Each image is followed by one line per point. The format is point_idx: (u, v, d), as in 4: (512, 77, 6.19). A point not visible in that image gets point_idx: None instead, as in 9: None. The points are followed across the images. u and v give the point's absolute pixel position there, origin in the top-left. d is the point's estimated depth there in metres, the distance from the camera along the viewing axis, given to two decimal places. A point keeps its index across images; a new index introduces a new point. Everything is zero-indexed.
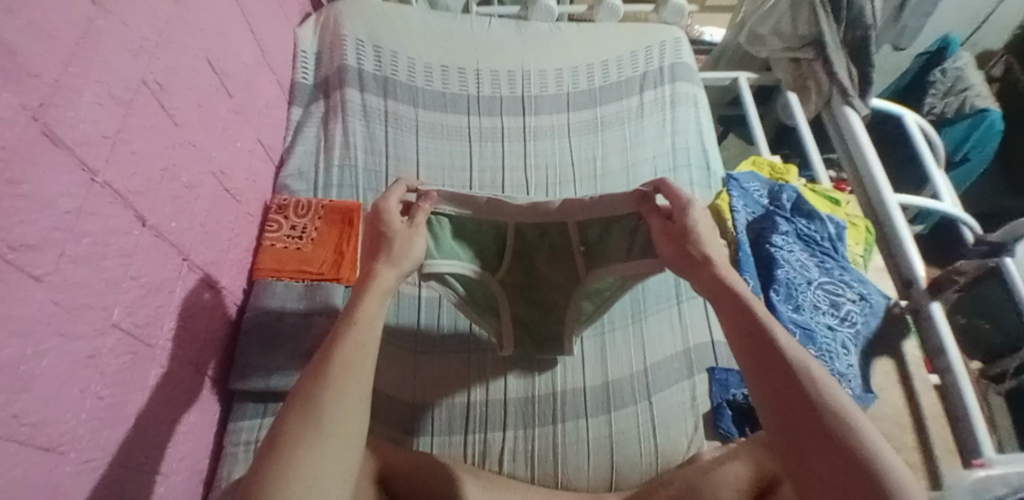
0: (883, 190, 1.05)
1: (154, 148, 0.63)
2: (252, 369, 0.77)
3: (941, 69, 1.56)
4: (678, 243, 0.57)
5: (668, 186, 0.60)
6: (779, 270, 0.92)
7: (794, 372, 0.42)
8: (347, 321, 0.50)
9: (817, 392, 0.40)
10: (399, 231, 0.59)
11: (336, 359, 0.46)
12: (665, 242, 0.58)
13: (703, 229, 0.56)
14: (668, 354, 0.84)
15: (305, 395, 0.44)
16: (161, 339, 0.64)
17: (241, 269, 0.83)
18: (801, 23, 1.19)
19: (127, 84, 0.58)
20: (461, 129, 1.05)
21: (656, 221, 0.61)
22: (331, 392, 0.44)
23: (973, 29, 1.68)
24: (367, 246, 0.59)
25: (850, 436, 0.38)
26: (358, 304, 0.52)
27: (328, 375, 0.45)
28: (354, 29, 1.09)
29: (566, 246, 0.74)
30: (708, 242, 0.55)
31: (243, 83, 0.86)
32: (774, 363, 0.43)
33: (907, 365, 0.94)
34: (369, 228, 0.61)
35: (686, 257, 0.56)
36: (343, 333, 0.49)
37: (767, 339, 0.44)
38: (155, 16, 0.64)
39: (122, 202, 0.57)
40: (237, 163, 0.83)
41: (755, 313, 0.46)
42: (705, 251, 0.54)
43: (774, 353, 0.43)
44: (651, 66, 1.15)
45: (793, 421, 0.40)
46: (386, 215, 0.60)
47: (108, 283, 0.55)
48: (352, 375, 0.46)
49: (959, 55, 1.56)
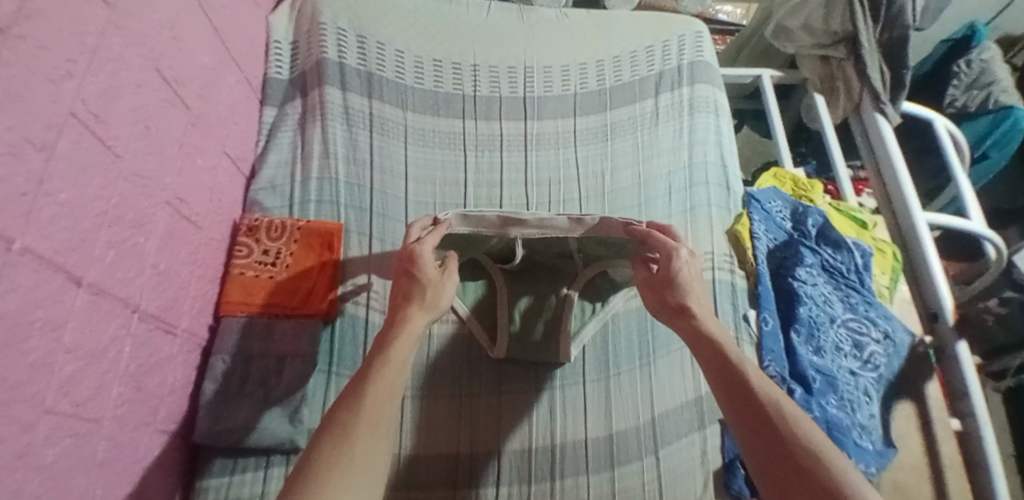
0: (914, 212, 0.96)
1: (90, 190, 0.53)
2: (218, 422, 0.68)
3: (965, 60, 1.41)
4: (661, 297, 0.61)
5: (654, 236, 0.65)
6: (801, 308, 0.85)
7: (767, 417, 0.45)
8: (381, 353, 0.53)
9: (788, 430, 0.43)
10: (434, 277, 0.62)
11: (371, 387, 0.49)
12: (653, 297, 0.62)
13: (684, 277, 0.60)
14: (679, 402, 0.77)
15: (343, 417, 0.46)
16: (108, 407, 0.56)
17: (206, 303, 0.74)
18: (833, 21, 1.09)
19: (50, 120, 0.48)
20: (454, 136, 0.95)
21: (644, 272, 0.66)
22: (366, 415, 0.46)
23: (994, 14, 1.55)
24: (399, 292, 0.62)
25: (826, 465, 0.40)
26: (389, 340, 0.55)
27: (365, 397, 0.48)
28: (334, 15, 0.96)
29: (564, 249, 0.79)
30: (690, 293, 0.60)
31: (203, 90, 0.75)
32: (750, 404, 0.47)
33: (929, 412, 0.87)
34: (404, 271, 0.63)
35: (669, 309, 0.59)
36: (376, 366, 0.52)
37: (740, 386, 0.48)
38: (86, 30, 0.52)
39: (46, 267, 0.47)
40: (199, 184, 0.73)
41: (732, 363, 0.51)
42: (686, 301, 0.59)
43: (746, 390, 0.48)
44: (668, 63, 1.03)
45: (769, 465, 0.42)
46: (420, 263, 0.62)
47: (35, 366, 0.46)
48: (382, 405, 0.48)
49: (987, 46, 1.40)
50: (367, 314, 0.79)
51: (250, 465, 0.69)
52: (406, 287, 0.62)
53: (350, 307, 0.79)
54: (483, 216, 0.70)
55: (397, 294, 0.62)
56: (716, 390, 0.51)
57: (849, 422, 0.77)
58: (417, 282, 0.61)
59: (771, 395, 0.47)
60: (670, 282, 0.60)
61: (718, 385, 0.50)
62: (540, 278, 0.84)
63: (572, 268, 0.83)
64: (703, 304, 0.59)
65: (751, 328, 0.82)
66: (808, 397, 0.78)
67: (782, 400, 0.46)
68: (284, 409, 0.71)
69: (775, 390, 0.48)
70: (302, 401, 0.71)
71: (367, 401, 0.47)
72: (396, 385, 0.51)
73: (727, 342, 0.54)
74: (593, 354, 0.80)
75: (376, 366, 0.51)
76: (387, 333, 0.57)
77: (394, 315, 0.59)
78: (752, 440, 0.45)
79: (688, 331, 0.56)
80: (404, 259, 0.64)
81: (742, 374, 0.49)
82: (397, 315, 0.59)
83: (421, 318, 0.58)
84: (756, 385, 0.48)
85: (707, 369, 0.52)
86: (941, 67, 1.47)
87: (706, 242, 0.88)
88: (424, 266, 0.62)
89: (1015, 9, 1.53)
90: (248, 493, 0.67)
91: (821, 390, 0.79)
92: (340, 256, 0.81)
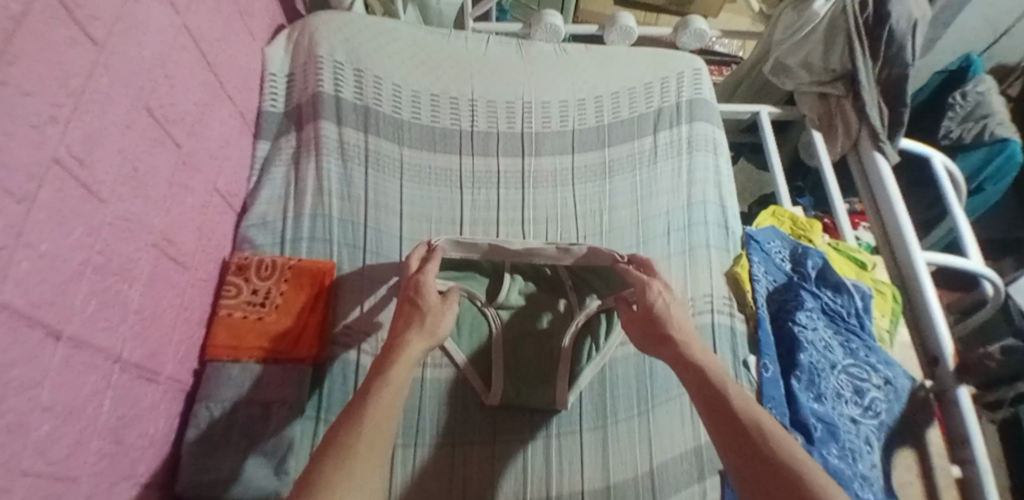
0: (913, 254, 0.96)
1: (70, 240, 0.51)
2: (200, 474, 0.66)
3: (960, 92, 1.40)
4: (644, 327, 0.67)
5: (634, 273, 0.72)
6: (801, 355, 0.83)
7: (745, 430, 0.50)
8: (381, 377, 0.57)
9: (764, 441, 0.49)
10: (434, 306, 0.66)
11: (371, 411, 0.52)
12: (636, 329, 0.68)
13: (663, 308, 0.67)
14: (677, 452, 0.75)
15: (343, 439, 0.49)
16: (85, 464, 0.53)
17: (192, 346, 0.72)
18: (833, 56, 1.09)
19: (31, 170, 0.46)
20: (451, 173, 0.94)
21: (626, 308, 0.72)
22: (365, 435, 0.49)
23: (989, 43, 1.54)
24: (399, 317, 0.66)
25: (794, 467, 0.46)
26: (388, 364, 0.58)
27: (365, 419, 0.51)
28: (331, 48, 0.96)
29: (557, 281, 0.87)
30: (670, 319, 0.65)
31: (195, 127, 0.74)
32: (731, 421, 0.52)
33: (930, 459, 0.86)
34: (408, 301, 0.68)
35: (651, 336, 0.65)
36: (375, 389, 0.55)
37: (719, 403, 0.54)
38: (72, 73, 0.51)
39: (23, 324, 0.45)
40: (187, 223, 0.71)
41: (712, 383, 0.56)
42: (668, 327, 0.64)
43: (727, 408, 0.53)
44: (666, 100, 1.02)
45: (747, 471, 0.48)
46: (424, 292, 0.67)
47: (7, 429, 0.44)
48: (378, 428, 0.51)
49: (983, 79, 1.39)
50: (358, 357, 0.77)
51: None
52: (406, 312, 0.67)
53: (341, 349, 0.78)
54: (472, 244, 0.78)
55: (398, 317, 0.67)
56: (700, 408, 0.55)
57: (852, 473, 0.75)
58: (417, 309, 0.66)
59: (749, 411, 0.52)
60: (651, 313, 0.66)
61: (702, 404, 0.55)
62: (535, 318, 0.84)
63: (570, 308, 0.84)
64: (684, 331, 0.64)
65: (751, 375, 0.81)
66: (808, 447, 0.76)
67: (761, 415, 0.51)
68: (269, 459, 0.68)
69: (755, 407, 0.53)
70: (288, 451, 0.69)
71: (368, 417, 0.51)
72: (395, 403, 0.54)
73: (707, 363, 0.59)
74: (589, 400, 0.78)
75: (377, 388, 0.55)
76: (387, 353, 0.60)
77: (395, 337, 0.63)
78: (733, 451, 0.50)
79: (672, 355, 0.61)
80: (410, 289, 0.69)
81: (724, 394, 0.54)
82: (398, 337, 0.63)
83: (421, 343, 0.62)
84: (737, 404, 0.53)
85: (691, 389, 0.57)
86: (937, 99, 1.47)
87: (705, 284, 0.87)
88: (428, 295, 0.67)
89: (1008, 39, 1.54)
90: None
91: (822, 439, 0.77)
92: (330, 296, 0.79)
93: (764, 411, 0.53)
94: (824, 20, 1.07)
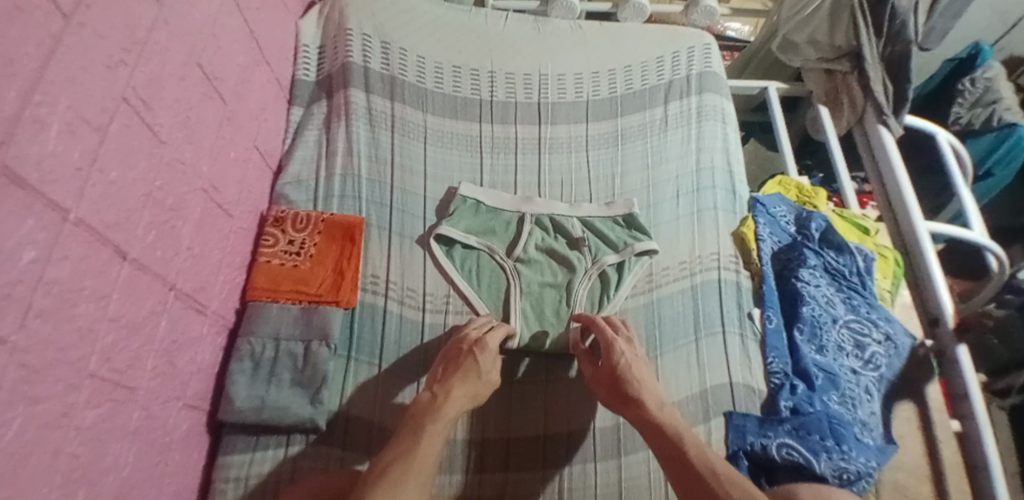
0: (915, 219, 1.00)
1: (135, 172, 0.57)
2: (242, 400, 0.71)
3: (969, 78, 1.39)
4: (610, 387, 0.71)
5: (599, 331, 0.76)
6: (804, 308, 0.87)
7: (705, 479, 0.57)
8: (418, 431, 0.62)
9: (723, 489, 0.55)
10: (488, 367, 0.72)
11: (417, 459, 0.58)
12: (600, 386, 0.72)
13: (626, 369, 0.71)
14: (684, 395, 0.79)
15: (393, 476, 0.56)
16: (144, 378, 0.59)
17: (235, 288, 0.78)
18: (838, 35, 1.12)
19: (103, 103, 0.52)
20: (471, 139, 0.99)
21: (589, 365, 0.75)
22: (412, 480, 0.56)
23: (999, 35, 1.53)
24: (455, 365, 0.72)
25: None
26: (428, 419, 0.64)
27: (410, 465, 0.57)
28: (360, 22, 1.02)
29: (568, 234, 0.91)
30: (636, 382, 0.69)
31: (237, 87, 0.80)
32: (688, 469, 0.58)
33: (930, 413, 0.87)
34: (463, 353, 0.73)
35: (616, 398, 0.70)
36: (421, 440, 0.60)
37: (678, 454, 0.60)
38: (137, 24, 0.57)
39: (97, 239, 0.51)
40: (230, 175, 0.78)
41: (675, 440, 0.62)
42: (633, 390, 0.69)
43: (687, 461, 0.59)
44: (677, 73, 1.07)
45: None
46: (485, 351, 0.73)
47: (80, 331, 0.49)
48: (420, 475, 0.57)
49: (992, 65, 1.37)
50: (385, 303, 0.83)
51: (273, 441, 0.72)
52: (463, 363, 0.71)
53: (369, 296, 0.83)
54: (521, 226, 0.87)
55: (453, 366, 0.72)
56: (663, 464, 0.61)
57: (851, 418, 0.79)
58: (474, 363, 0.71)
59: (706, 460, 0.59)
60: (615, 372, 0.71)
61: (666, 462, 0.61)
62: (549, 271, 0.88)
63: (583, 261, 0.88)
64: (647, 390, 0.69)
65: (756, 326, 0.86)
66: (810, 393, 0.79)
67: (713, 461, 0.58)
68: (304, 390, 0.73)
69: (707, 454, 0.60)
70: (324, 382, 0.74)
71: (413, 463, 0.57)
72: (430, 453, 0.60)
73: (670, 422, 0.65)
74: None
75: (416, 443, 0.60)
76: (435, 402, 0.66)
77: (441, 393, 0.67)
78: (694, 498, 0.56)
79: (635, 415, 0.66)
80: (470, 344, 0.73)
81: (681, 446, 0.61)
82: (447, 389, 0.68)
83: (463, 402, 0.68)
84: (691, 453, 0.60)
85: (656, 448, 0.63)
86: (947, 86, 1.46)
87: (712, 244, 0.91)
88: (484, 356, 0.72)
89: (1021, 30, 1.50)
90: (268, 470, 0.69)
91: (823, 386, 0.80)
92: (361, 248, 0.85)
93: (714, 456, 0.60)
94: None
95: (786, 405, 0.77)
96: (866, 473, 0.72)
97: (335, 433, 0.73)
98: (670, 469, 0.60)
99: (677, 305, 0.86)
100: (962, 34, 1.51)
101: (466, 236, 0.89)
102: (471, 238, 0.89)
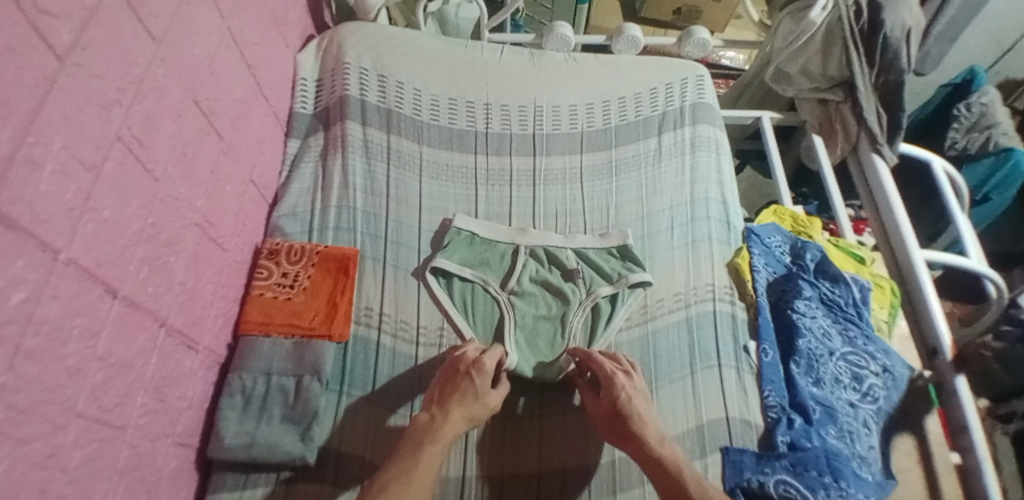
0: (911, 249, 0.99)
1: (129, 209, 0.57)
2: (232, 437, 0.70)
3: (965, 104, 1.40)
4: (611, 423, 0.70)
5: (595, 363, 0.76)
6: (800, 340, 0.87)
7: None
8: (412, 457, 0.62)
9: None
10: (481, 385, 0.71)
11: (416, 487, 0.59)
12: (600, 421, 0.72)
13: (627, 405, 0.70)
14: (679, 429, 0.78)
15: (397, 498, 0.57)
16: (132, 415, 0.59)
17: (227, 321, 0.78)
18: (831, 65, 1.14)
19: (97, 143, 0.52)
20: (466, 170, 1.00)
21: (591, 396, 0.75)
22: None
23: (992, 61, 1.54)
24: (451, 387, 0.71)
25: None
26: (422, 443, 0.63)
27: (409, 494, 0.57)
28: (358, 55, 1.04)
29: (563, 265, 0.91)
30: (642, 417, 0.69)
31: (234, 120, 0.81)
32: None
33: (928, 447, 0.86)
34: (461, 374, 0.72)
35: (618, 433, 0.69)
36: (412, 467, 0.61)
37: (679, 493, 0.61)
38: (135, 63, 0.58)
39: (88, 279, 0.51)
40: (226, 208, 0.78)
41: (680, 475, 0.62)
42: (636, 425, 0.68)
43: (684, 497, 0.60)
44: (671, 105, 1.08)
45: None
46: (482, 373, 0.71)
47: (68, 371, 0.49)
48: None
49: (986, 89, 1.38)
50: (378, 336, 0.82)
51: (261, 480, 0.71)
52: (460, 384, 0.71)
53: (363, 329, 0.83)
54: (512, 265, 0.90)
55: (450, 387, 0.71)
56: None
57: (849, 453, 0.77)
58: (470, 386, 0.70)
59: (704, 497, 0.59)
60: (614, 406, 0.70)
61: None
62: (544, 303, 0.88)
63: (578, 293, 0.88)
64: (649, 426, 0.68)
65: (751, 359, 0.85)
66: (807, 428, 0.78)
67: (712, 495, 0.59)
68: (295, 425, 0.73)
69: (704, 488, 0.61)
70: (315, 419, 0.73)
71: (412, 490, 0.58)
72: (426, 484, 0.60)
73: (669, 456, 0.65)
74: None
75: (411, 474, 0.60)
76: (432, 424, 0.66)
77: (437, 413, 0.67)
78: None
79: (636, 452, 0.66)
80: (467, 364, 0.72)
81: (682, 483, 0.62)
82: (444, 411, 0.67)
83: (461, 424, 0.67)
84: (691, 490, 0.60)
85: (663, 490, 0.62)
86: (944, 111, 1.47)
87: (707, 275, 0.91)
88: (481, 376, 0.71)
89: (1014, 55, 1.52)
90: None
91: (820, 420, 0.79)
92: (355, 279, 0.85)
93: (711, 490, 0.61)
94: (821, 28, 1.13)
95: (783, 440, 0.76)
96: None
97: (325, 470, 0.72)
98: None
99: (672, 337, 0.85)
100: (955, 63, 1.52)
101: (461, 268, 0.89)
102: (465, 272, 0.89)
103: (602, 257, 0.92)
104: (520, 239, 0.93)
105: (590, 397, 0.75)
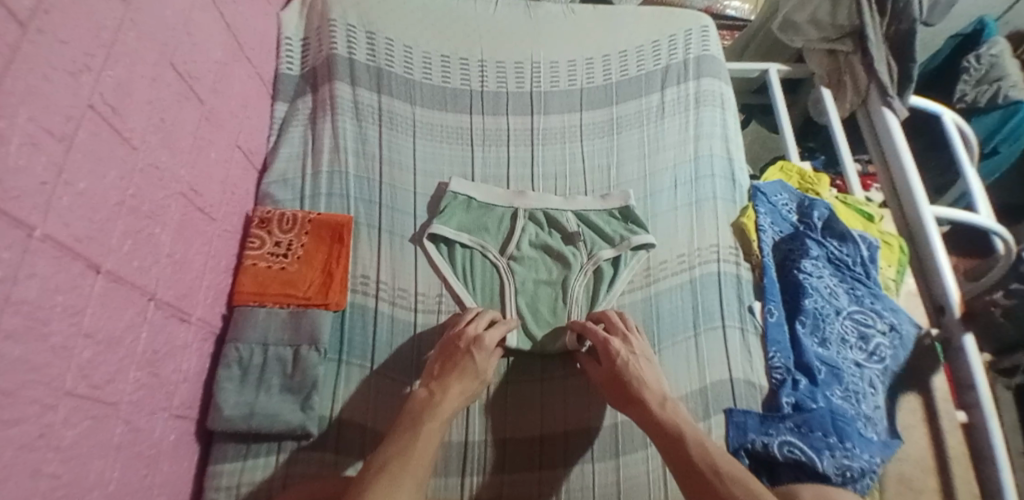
0: (920, 204, 0.96)
1: (106, 180, 0.54)
2: (231, 408, 0.69)
3: (974, 55, 1.34)
4: (614, 388, 0.70)
5: (592, 331, 0.74)
6: (807, 300, 0.85)
7: (708, 480, 0.56)
8: (413, 433, 0.61)
9: (725, 488, 0.55)
10: (482, 360, 0.70)
11: (415, 457, 0.58)
12: (605, 388, 0.71)
13: (632, 370, 0.69)
14: (683, 391, 0.77)
15: (393, 471, 0.56)
16: (125, 392, 0.57)
17: (220, 293, 0.76)
18: (840, 13, 1.08)
19: (68, 112, 0.49)
20: (461, 131, 0.96)
21: (592, 364, 0.73)
22: (409, 478, 0.55)
23: (1002, 10, 1.48)
24: (451, 362, 0.70)
25: None
26: (422, 419, 0.63)
27: (409, 466, 0.56)
28: (344, 12, 0.98)
29: (563, 229, 0.88)
30: (646, 381, 0.68)
31: (216, 84, 0.77)
32: (688, 466, 0.58)
33: (935, 403, 0.85)
34: (460, 349, 0.71)
35: (623, 397, 0.68)
36: (411, 441, 0.60)
37: (682, 455, 0.59)
38: (103, 25, 0.54)
39: (67, 254, 0.49)
40: (212, 177, 0.75)
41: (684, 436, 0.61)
42: (640, 389, 0.67)
43: (688, 460, 0.59)
44: (674, 58, 1.03)
45: None
46: (481, 348, 0.71)
47: (53, 350, 0.47)
48: (416, 476, 0.56)
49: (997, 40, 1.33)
50: (376, 304, 0.81)
51: (262, 449, 0.70)
52: (461, 360, 0.70)
53: (360, 297, 0.81)
54: (511, 231, 0.88)
55: (450, 364, 0.70)
56: (672, 466, 0.60)
57: (855, 413, 0.77)
58: (471, 361, 0.69)
59: (707, 458, 0.58)
60: (617, 372, 0.69)
61: (676, 463, 0.59)
62: (544, 267, 0.86)
63: (579, 257, 0.86)
64: (653, 390, 0.67)
65: (757, 320, 0.84)
66: (813, 388, 0.77)
67: (715, 457, 0.58)
68: (294, 395, 0.72)
69: (707, 449, 0.59)
70: (314, 388, 0.72)
71: (412, 462, 0.57)
72: (424, 459, 0.58)
73: (673, 418, 0.64)
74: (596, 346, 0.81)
75: (408, 447, 0.59)
76: (432, 401, 0.65)
77: (438, 390, 0.67)
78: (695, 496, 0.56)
79: (640, 416, 0.65)
80: (467, 339, 0.71)
81: (684, 444, 0.60)
82: (444, 388, 0.67)
83: (460, 400, 0.67)
84: (694, 452, 0.59)
85: (667, 451, 0.61)
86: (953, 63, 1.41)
87: (712, 235, 0.89)
88: (481, 352, 0.70)
89: None
90: (260, 478, 0.68)
91: (826, 381, 0.78)
92: (350, 247, 0.83)
93: (716, 451, 0.59)
94: None
95: (787, 400, 0.75)
96: (869, 470, 0.70)
97: (326, 438, 0.71)
98: (677, 467, 0.59)
99: (676, 299, 0.84)
100: (966, 11, 1.45)
101: (458, 234, 0.86)
102: (462, 239, 0.86)
103: (604, 219, 0.89)
104: (517, 201, 0.90)
105: (591, 364, 0.74)
